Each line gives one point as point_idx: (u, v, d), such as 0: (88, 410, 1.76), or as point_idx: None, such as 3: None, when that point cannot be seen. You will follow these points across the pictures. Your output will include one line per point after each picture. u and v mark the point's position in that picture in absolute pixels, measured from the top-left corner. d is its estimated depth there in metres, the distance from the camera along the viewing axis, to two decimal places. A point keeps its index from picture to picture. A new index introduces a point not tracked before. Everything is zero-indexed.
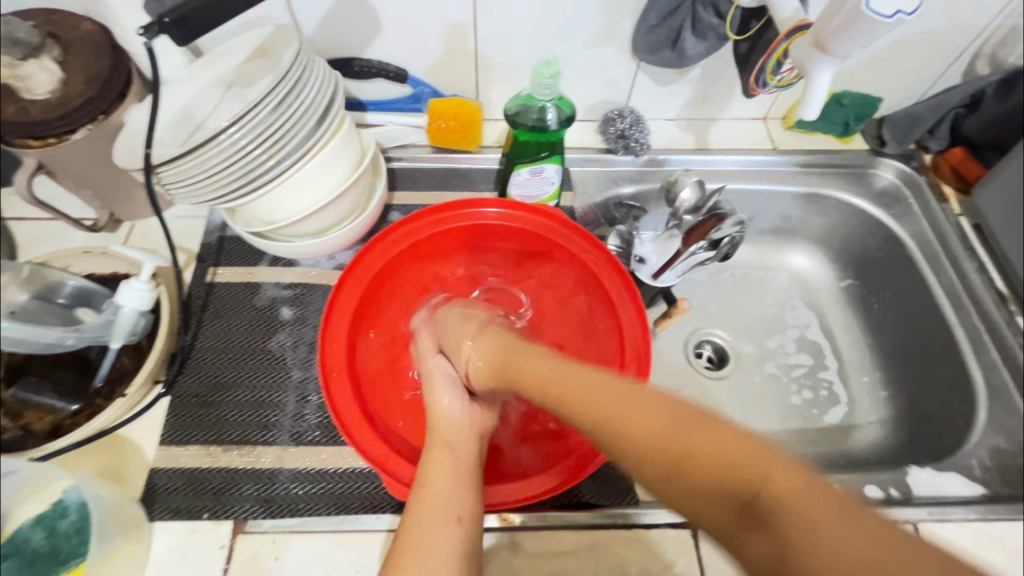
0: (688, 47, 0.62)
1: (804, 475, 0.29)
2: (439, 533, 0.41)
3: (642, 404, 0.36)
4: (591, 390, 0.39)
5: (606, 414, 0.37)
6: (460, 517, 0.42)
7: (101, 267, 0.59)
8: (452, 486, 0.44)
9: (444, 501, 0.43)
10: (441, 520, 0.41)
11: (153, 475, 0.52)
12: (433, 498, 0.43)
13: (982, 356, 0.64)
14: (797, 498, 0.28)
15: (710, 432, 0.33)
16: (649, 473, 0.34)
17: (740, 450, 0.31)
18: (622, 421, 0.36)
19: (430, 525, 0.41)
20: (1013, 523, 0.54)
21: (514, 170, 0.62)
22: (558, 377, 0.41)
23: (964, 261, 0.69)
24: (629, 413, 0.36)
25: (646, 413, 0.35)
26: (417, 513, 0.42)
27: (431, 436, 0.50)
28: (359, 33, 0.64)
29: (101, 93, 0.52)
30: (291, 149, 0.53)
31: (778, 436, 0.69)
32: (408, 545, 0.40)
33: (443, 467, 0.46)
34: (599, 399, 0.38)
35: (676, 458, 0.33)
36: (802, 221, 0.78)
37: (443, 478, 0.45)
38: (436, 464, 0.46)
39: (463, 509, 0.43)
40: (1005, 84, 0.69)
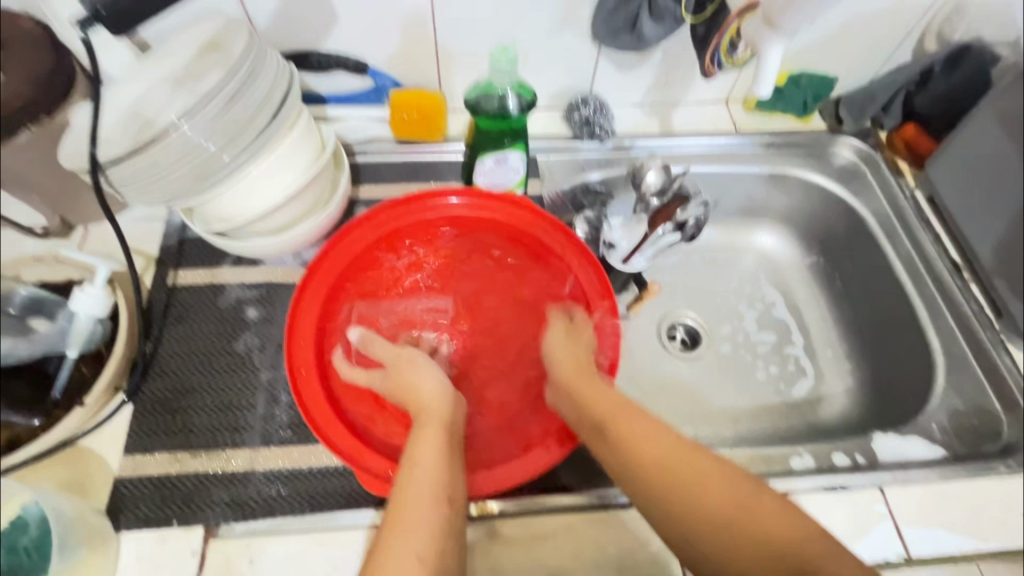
0: (647, 31, 0.61)
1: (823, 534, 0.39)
2: (430, 512, 0.40)
3: (725, 480, 0.42)
4: (682, 462, 0.44)
5: (681, 478, 0.43)
6: (450, 497, 0.42)
7: (54, 274, 0.57)
8: (442, 464, 0.44)
9: (434, 479, 0.42)
10: (432, 497, 0.41)
11: (118, 485, 0.51)
12: (424, 477, 0.42)
13: (939, 324, 0.66)
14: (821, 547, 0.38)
15: (776, 518, 0.40)
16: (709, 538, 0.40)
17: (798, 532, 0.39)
18: (711, 496, 0.41)
19: (423, 505, 0.41)
20: (972, 480, 0.56)
21: (477, 159, 0.61)
22: (648, 440, 0.45)
23: (919, 233, 0.72)
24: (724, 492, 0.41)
25: (735, 500, 0.41)
26: (408, 493, 0.41)
27: (419, 414, 0.49)
28: (314, 26, 0.63)
29: (46, 96, 0.51)
30: (246, 143, 0.52)
31: (749, 411, 0.71)
32: (395, 523, 0.40)
33: (428, 448, 0.45)
34: (687, 467, 0.43)
35: (751, 529, 0.39)
36: (767, 202, 0.80)
37: (432, 460, 0.44)
38: (421, 445, 0.45)
39: (452, 490, 0.43)
40: (950, 60, 0.71)
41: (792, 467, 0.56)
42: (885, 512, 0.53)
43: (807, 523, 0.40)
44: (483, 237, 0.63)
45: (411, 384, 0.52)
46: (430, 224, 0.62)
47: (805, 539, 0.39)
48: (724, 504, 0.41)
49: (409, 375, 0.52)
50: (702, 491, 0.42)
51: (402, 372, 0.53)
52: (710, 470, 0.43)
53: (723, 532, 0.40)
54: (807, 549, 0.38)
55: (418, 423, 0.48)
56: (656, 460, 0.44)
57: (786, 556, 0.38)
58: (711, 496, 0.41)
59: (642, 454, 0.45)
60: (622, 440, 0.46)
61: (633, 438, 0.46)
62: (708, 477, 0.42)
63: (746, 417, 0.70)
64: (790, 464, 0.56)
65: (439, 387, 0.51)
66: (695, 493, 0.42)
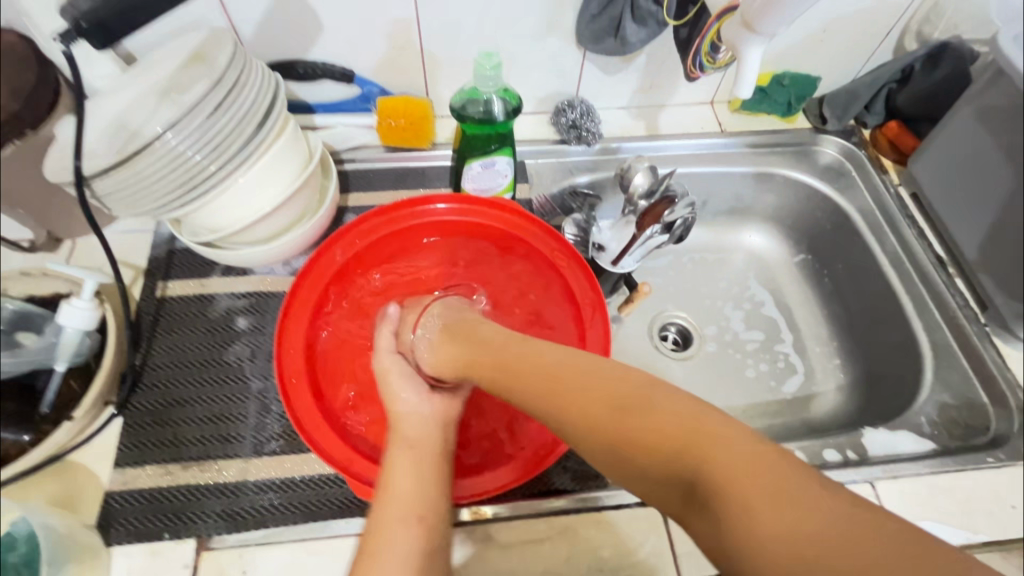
0: (630, 34, 0.62)
1: (744, 441, 0.32)
2: (400, 537, 0.40)
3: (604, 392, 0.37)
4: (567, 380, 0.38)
5: (564, 395, 0.38)
6: (422, 516, 0.41)
7: (41, 288, 0.56)
8: (415, 484, 0.43)
9: (408, 502, 0.42)
10: (403, 519, 0.41)
11: (109, 499, 0.51)
12: (395, 498, 0.42)
13: (925, 319, 0.67)
14: (736, 456, 0.31)
15: (676, 420, 0.33)
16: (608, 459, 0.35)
17: (698, 433, 0.32)
18: (596, 410, 0.36)
19: (395, 529, 0.40)
20: (961, 473, 0.56)
21: (465, 164, 0.62)
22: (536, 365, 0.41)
23: (904, 229, 0.72)
24: (602, 408, 0.36)
25: (626, 410, 0.35)
26: (381, 518, 0.41)
27: (393, 436, 0.49)
28: (301, 35, 0.63)
29: (27, 107, 0.51)
30: (233, 152, 0.52)
31: (743, 410, 0.71)
32: (370, 548, 0.40)
33: (403, 470, 0.44)
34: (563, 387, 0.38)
35: (642, 436, 0.34)
36: (754, 201, 0.81)
37: (404, 480, 0.44)
38: (397, 468, 0.45)
39: (426, 507, 0.42)
40: (930, 58, 0.72)
41: None
42: (877, 506, 0.54)
43: (719, 426, 0.33)
44: (474, 241, 0.64)
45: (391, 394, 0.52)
46: (420, 231, 0.62)
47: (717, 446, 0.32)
48: (603, 417, 0.36)
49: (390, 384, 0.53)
50: (589, 405, 0.37)
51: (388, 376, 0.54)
52: (602, 385, 0.37)
53: (612, 442, 0.35)
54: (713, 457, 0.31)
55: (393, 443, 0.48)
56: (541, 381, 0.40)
57: (681, 461, 0.32)
58: (597, 406, 0.36)
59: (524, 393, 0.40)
60: (507, 377, 0.42)
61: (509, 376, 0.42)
62: (596, 391, 0.37)
63: (739, 415, 0.71)
64: None
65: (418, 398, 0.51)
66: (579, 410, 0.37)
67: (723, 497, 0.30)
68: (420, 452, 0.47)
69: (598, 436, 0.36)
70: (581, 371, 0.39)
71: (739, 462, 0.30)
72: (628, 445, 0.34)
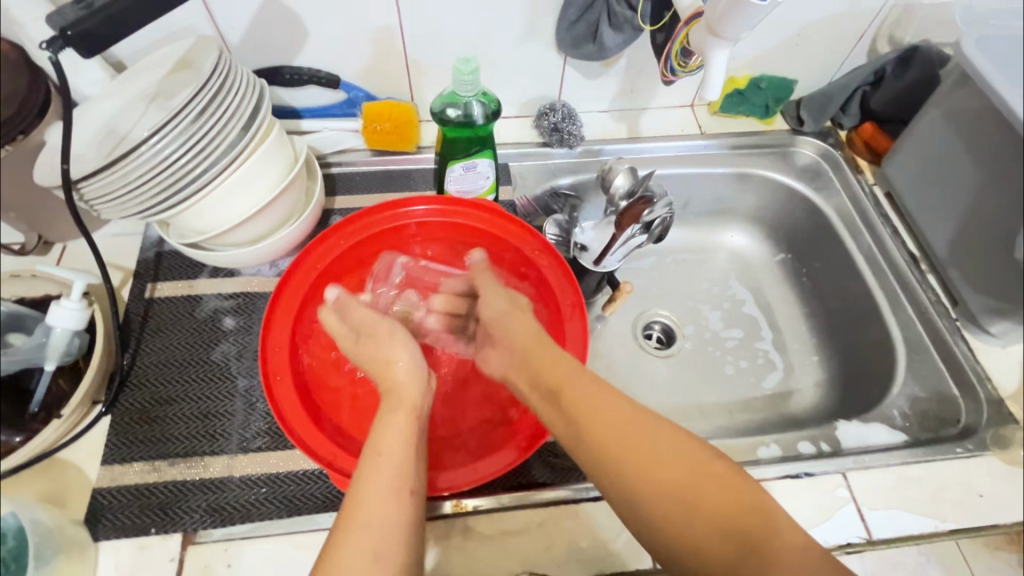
0: (608, 40, 0.64)
1: (792, 526, 0.40)
2: (391, 508, 0.41)
3: (684, 452, 0.42)
4: (639, 432, 0.44)
5: (639, 446, 0.43)
6: (412, 489, 0.42)
7: (33, 289, 0.58)
8: (408, 454, 0.45)
9: (399, 467, 0.43)
10: (394, 488, 0.42)
11: (96, 495, 0.52)
12: (389, 467, 0.43)
13: (899, 314, 0.69)
14: (789, 541, 0.39)
15: (738, 494, 0.41)
16: (669, 518, 0.41)
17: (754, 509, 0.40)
18: (667, 469, 0.42)
19: (381, 496, 0.41)
20: (931, 463, 0.58)
21: (447, 167, 0.63)
22: (605, 407, 0.45)
23: (878, 227, 0.74)
24: (673, 467, 0.42)
25: (692, 474, 0.41)
26: (367, 483, 0.42)
27: (389, 397, 0.50)
28: (287, 41, 0.64)
29: (18, 113, 0.52)
30: (219, 155, 0.53)
31: (724, 407, 0.73)
32: (355, 511, 0.40)
33: (396, 435, 0.46)
34: (643, 438, 0.43)
35: (711, 505, 0.40)
36: (734, 202, 0.82)
37: (399, 448, 0.45)
38: (390, 431, 0.46)
39: (415, 481, 0.43)
40: (900, 61, 0.74)
41: (758, 456, 0.58)
42: (848, 496, 0.55)
43: (765, 505, 0.41)
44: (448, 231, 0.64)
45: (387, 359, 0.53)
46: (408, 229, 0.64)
47: (774, 529, 0.40)
48: (673, 482, 0.41)
49: (386, 351, 0.54)
50: (665, 463, 0.42)
51: (376, 341, 0.55)
52: (674, 444, 0.43)
53: (676, 502, 0.41)
54: (772, 535, 0.39)
55: (385, 403, 0.50)
56: (612, 430, 0.44)
57: (739, 534, 0.39)
58: (672, 468, 0.42)
59: (601, 429, 0.44)
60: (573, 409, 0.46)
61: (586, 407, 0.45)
62: (670, 451, 0.42)
63: (720, 411, 0.72)
64: (757, 453, 0.58)
65: (411, 367, 0.53)
66: (653, 466, 0.42)
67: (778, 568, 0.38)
68: (411, 418, 0.48)
69: (663, 493, 0.41)
70: (663, 424, 0.44)
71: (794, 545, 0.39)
72: (693, 510, 0.40)
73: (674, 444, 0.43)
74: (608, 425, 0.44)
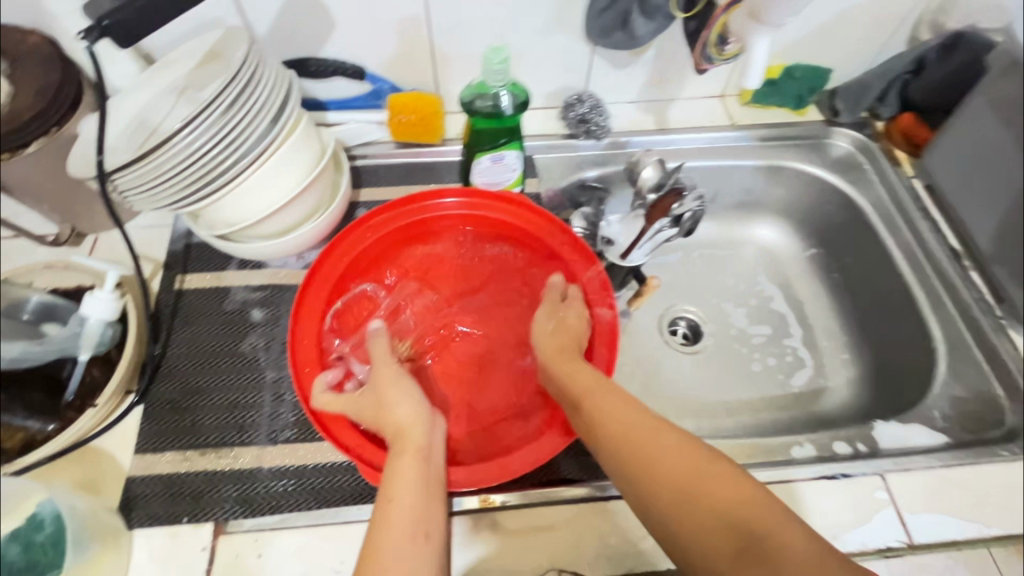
0: (638, 28, 0.62)
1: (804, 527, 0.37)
2: (409, 556, 0.39)
3: (689, 452, 0.41)
4: (642, 429, 0.44)
5: (639, 442, 0.43)
6: (428, 533, 0.41)
7: (64, 280, 0.57)
8: (421, 499, 0.43)
9: (416, 515, 0.42)
10: (412, 538, 0.40)
11: (130, 483, 0.52)
12: (405, 514, 0.42)
13: (939, 311, 0.66)
14: (798, 540, 0.36)
15: (741, 488, 0.39)
16: (673, 513, 0.40)
17: (756, 502, 0.38)
18: (667, 460, 0.41)
19: (399, 544, 0.40)
20: (975, 466, 0.56)
21: (475, 159, 0.62)
22: (616, 410, 0.46)
23: (918, 221, 0.72)
24: (671, 461, 0.41)
25: (690, 466, 0.41)
26: (382, 530, 0.41)
27: (398, 441, 0.47)
28: (313, 32, 0.64)
29: (52, 105, 0.52)
30: (248, 148, 0.53)
31: (753, 405, 0.71)
32: (371, 555, 0.40)
33: (410, 479, 0.44)
34: (637, 439, 0.43)
35: (712, 498, 0.39)
36: (764, 195, 0.80)
37: (412, 495, 0.43)
38: (403, 474, 0.44)
39: (431, 524, 0.42)
40: (944, 48, 0.71)
41: (791, 456, 0.57)
42: (887, 499, 0.53)
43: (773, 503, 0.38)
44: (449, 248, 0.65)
45: (389, 403, 0.50)
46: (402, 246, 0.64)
47: (781, 523, 0.37)
48: (673, 476, 0.41)
49: (390, 395, 0.50)
50: (663, 455, 0.42)
51: (383, 385, 0.51)
52: (671, 440, 0.43)
53: (678, 495, 0.40)
54: (777, 528, 0.37)
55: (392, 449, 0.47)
56: (620, 431, 0.45)
57: (741, 527, 0.37)
58: (671, 460, 0.41)
59: (616, 432, 0.45)
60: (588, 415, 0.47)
61: (598, 412, 0.46)
62: (669, 447, 0.42)
63: (749, 409, 0.71)
64: (790, 453, 0.57)
65: (413, 410, 0.50)
66: (650, 460, 0.42)
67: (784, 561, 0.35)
68: (421, 461, 0.46)
69: (665, 489, 0.40)
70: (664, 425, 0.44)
71: (801, 539, 0.36)
72: (695, 503, 0.39)
73: (673, 440, 0.43)
74: (608, 425, 0.45)
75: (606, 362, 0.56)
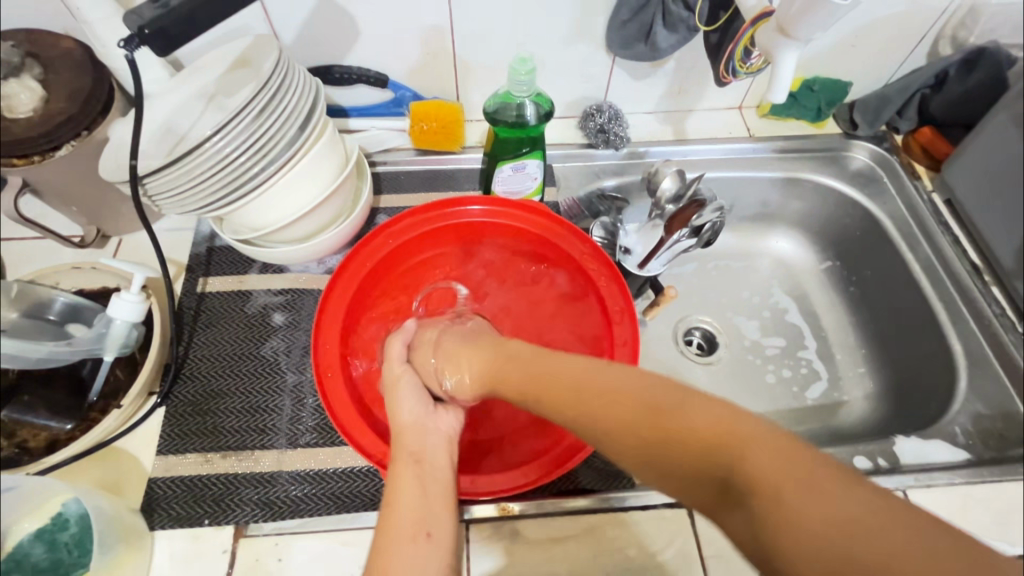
0: (661, 40, 0.63)
1: (785, 447, 0.30)
2: (415, 555, 0.42)
3: (629, 393, 0.36)
4: (580, 381, 0.39)
5: (574, 396, 0.38)
6: (429, 531, 0.43)
7: (90, 282, 0.58)
8: (422, 501, 0.44)
9: (414, 517, 0.43)
10: (414, 540, 0.42)
11: (152, 485, 0.53)
12: (406, 515, 0.43)
13: (960, 327, 0.66)
14: (776, 463, 0.29)
15: (698, 413, 0.33)
16: (637, 462, 0.35)
17: (719, 426, 0.32)
18: (606, 406, 0.36)
19: (404, 547, 0.42)
20: (996, 484, 0.56)
21: (496, 167, 0.63)
22: (550, 367, 0.41)
23: (937, 236, 0.71)
24: (610, 406, 0.36)
25: (634, 406, 0.35)
26: (387, 533, 0.42)
27: (394, 445, 0.49)
28: (339, 40, 0.65)
29: (83, 110, 0.53)
30: (276, 155, 0.54)
31: (768, 417, 0.71)
32: (378, 559, 0.41)
33: (409, 481, 0.45)
34: (586, 398, 0.37)
35: (658, 434, 0.33)
36: (781, 207, 0.80)
37: (412, 496, 0.44)
38: (401, 478, 0.45)
39: (434, 523, 0.44)
40: (966, 63, 0.71)
41: None
42: None
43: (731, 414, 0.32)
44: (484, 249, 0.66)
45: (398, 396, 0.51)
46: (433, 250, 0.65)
47: (748, 446, 0.31)
48: (616, 417, 0.36)
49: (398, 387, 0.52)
50: (600, 405, 0.37)
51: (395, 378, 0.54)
52: (614, 387, 0.37)
53: (624, 442, 0.35)
54: (746, 453, 0.30)
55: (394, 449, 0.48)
56: (550, 389, 0.40)
57: (703, 460, 0.32)
58: (613, 408, 0.36)
59: (545, 392, 0.40)
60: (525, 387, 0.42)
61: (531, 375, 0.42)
62: (611, 393, 0.37)
63: None
64: None
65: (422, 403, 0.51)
66: (588, 412, 0.37)
67: (754, 490, 0.30)
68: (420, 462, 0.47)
69: (614, 437, 0.36)
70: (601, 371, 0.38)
71: (775, 455, 0.30)
72: (643, 444, 0.34)
73: (613, 379, 0.37)
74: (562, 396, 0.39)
75: None
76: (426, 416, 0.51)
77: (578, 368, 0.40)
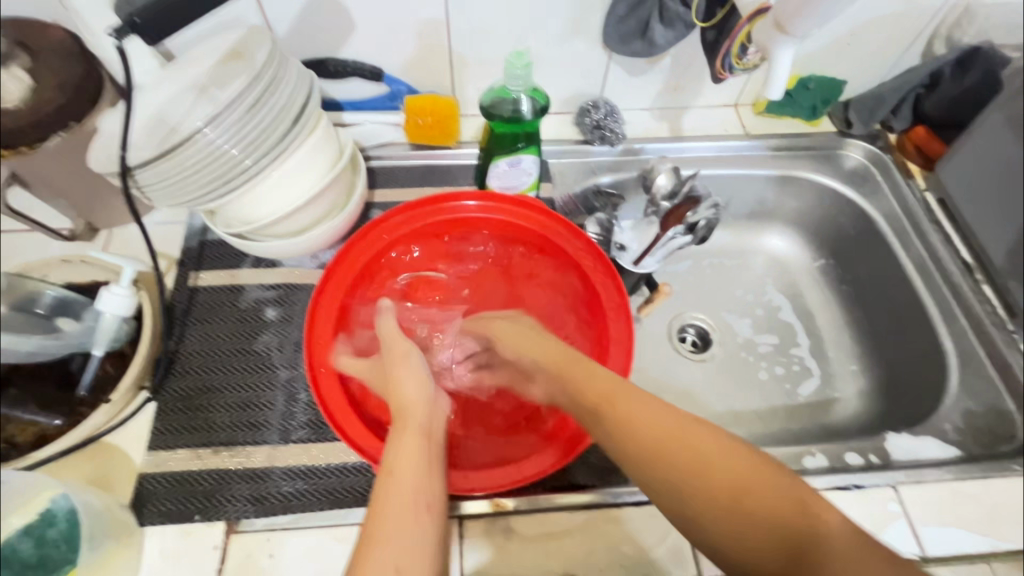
0: (657, 36, 0.62)
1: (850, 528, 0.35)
2: (416, 526, 0.39)
3: (723, 451, 0.39)
4: (672, 428, 0.40)
5: (666, 440, 0.40)
6: (430, 504, 0.41)
7: (80, 275, 0.57)
8: (422, 477, 0.43)
9: (416, 490, 0.41)
10: (413, 510, 0.40)
11: (142, 481, 0.52)
12: (406, 487, 0.41)
13: (952, 325, 0.67)
14: (850, 545, 0.34)
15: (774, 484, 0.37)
16: (715, 518, 0.37)
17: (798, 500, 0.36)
18: (701, 460, 0.38)
19: (404, 515, 0.39)
20: (985, 480, 0.57)
21: (492, 162, 0.63)
22: (639, 409, 0.42)
23: (930, 235, 0.72)
24: (702, 456, 0.39)
25: (728, 466, 0.38)
26: (387, 501, 0.40)
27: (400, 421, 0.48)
28: (333, 33, 0.64)
29: (73, 100, 0.52)
30: (267, 148, 0.53)
31: (762, 414, 0.71)
32: (374, 529, 0.38)
33: (411, 455, 0.44)
34: (679, 444, 0.39)
35: (749, 497, 0.37)
36: (777, 205, 0.80)
37: (412, 470, 0.43)
38: (403, 451, 0.44)
39: (433, 497, 0.42)
40: (960, 62, 0.72)
41: (805, 466, 0.57)
42: (900, 511, 0.54)
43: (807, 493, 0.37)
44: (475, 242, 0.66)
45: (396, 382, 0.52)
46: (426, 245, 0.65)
47: (824, 521, 0.35)
48: (706, 471, 0.38)
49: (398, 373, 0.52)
50: (696, 453, 0.39)
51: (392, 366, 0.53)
52: (705, 440, 0.39)
53: (711, 499, 0.37)
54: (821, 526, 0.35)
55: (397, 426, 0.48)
56: (646, 431, 0.41)
57: (781, 529, 0.35)
58: (707, 459, 0.38)
59: (630, 428, 0.41)
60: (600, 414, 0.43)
61: (619, 412, 0.42)
62: (700, 447, 0.39)
63: (758, 419, 0.71)
64: (804, 463, 0.57)
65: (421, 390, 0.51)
66: (677, 459, 0.39)
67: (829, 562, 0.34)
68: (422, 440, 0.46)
69: (700, 492, 0.38)
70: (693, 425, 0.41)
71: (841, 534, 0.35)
72: (733, 505, 0.37)
73: (703, 434, 0.40)
74: (638, 429, 0.41)
75: (620, 369, 0.55)
76: (431, 400, 0.51)
77: (671, 414, 0.41)
